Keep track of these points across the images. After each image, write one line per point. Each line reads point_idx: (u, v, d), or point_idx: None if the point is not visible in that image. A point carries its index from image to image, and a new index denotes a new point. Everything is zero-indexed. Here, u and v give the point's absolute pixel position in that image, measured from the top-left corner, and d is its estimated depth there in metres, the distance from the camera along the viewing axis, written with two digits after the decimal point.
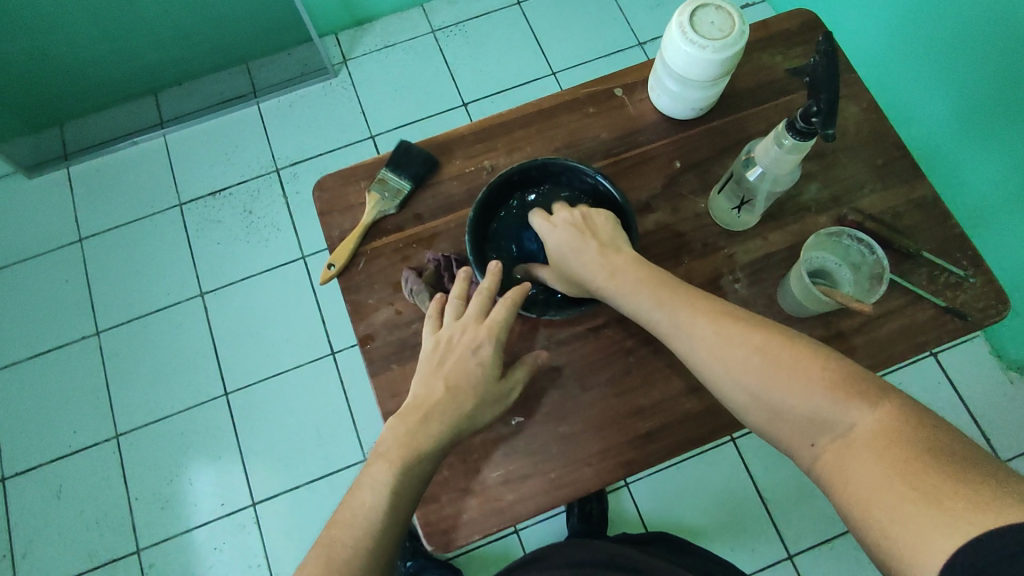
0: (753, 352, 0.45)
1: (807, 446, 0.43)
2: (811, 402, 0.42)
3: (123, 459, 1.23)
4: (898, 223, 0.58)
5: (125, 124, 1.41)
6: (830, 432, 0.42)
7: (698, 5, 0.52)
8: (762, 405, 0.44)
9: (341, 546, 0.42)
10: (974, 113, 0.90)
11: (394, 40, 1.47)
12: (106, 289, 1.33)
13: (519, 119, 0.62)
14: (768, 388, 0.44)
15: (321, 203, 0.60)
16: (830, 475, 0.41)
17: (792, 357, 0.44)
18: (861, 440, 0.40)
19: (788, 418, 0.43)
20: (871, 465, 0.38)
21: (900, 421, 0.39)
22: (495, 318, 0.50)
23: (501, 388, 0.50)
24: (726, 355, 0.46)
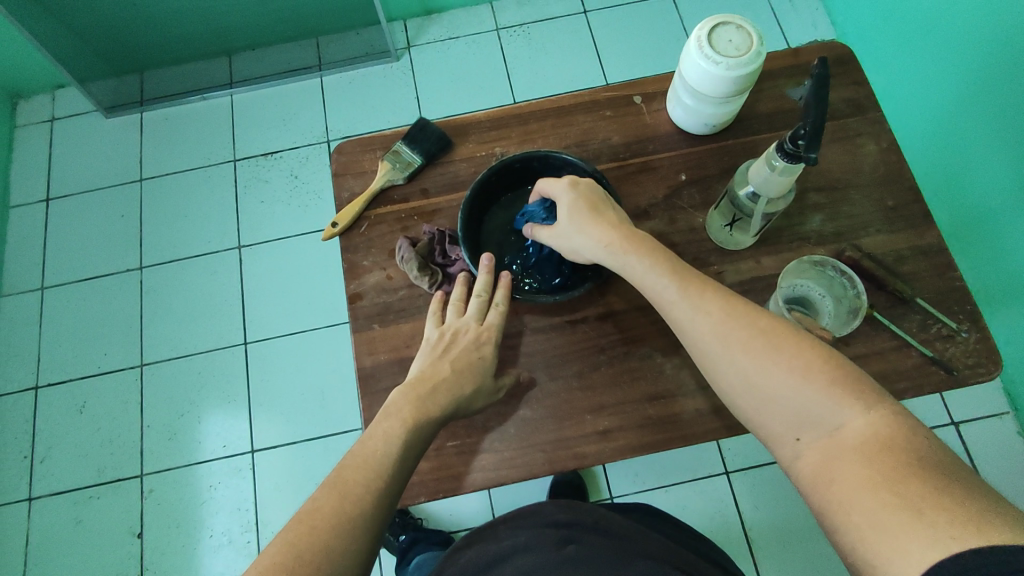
0: (755, 338, 0.46)
1: (792, 439, 0.44)
2: (803, 398, 0.44)
3: (143, 387, 1.31)
4: (897, 267, 0.57)
5: (199, 79, 1.51)
6: (818, 428, 0.43)
7: (719, 22, 0.53)
8: (756, 397, 0.46)
9: (342, 488, 0.41)
10: None
11: (459, 33, 1.52)
12: (156, 228, 1.42)
13: (535, 113, 0.64)
14: (765, 381, 0.45)
15: (337, 165, 0.63)
16: (812, 469, 0.42)
17: (794, 353, 0.45)
18: (851, 441, 0.41)
19: (781, 410, 0.45)
20: (855, 466, 0.39)
21: (891, 428, 0.40)
22: (493, 320, 0.54)
23: (475, 358, 0.52)
24: (729, 343, 0.47)
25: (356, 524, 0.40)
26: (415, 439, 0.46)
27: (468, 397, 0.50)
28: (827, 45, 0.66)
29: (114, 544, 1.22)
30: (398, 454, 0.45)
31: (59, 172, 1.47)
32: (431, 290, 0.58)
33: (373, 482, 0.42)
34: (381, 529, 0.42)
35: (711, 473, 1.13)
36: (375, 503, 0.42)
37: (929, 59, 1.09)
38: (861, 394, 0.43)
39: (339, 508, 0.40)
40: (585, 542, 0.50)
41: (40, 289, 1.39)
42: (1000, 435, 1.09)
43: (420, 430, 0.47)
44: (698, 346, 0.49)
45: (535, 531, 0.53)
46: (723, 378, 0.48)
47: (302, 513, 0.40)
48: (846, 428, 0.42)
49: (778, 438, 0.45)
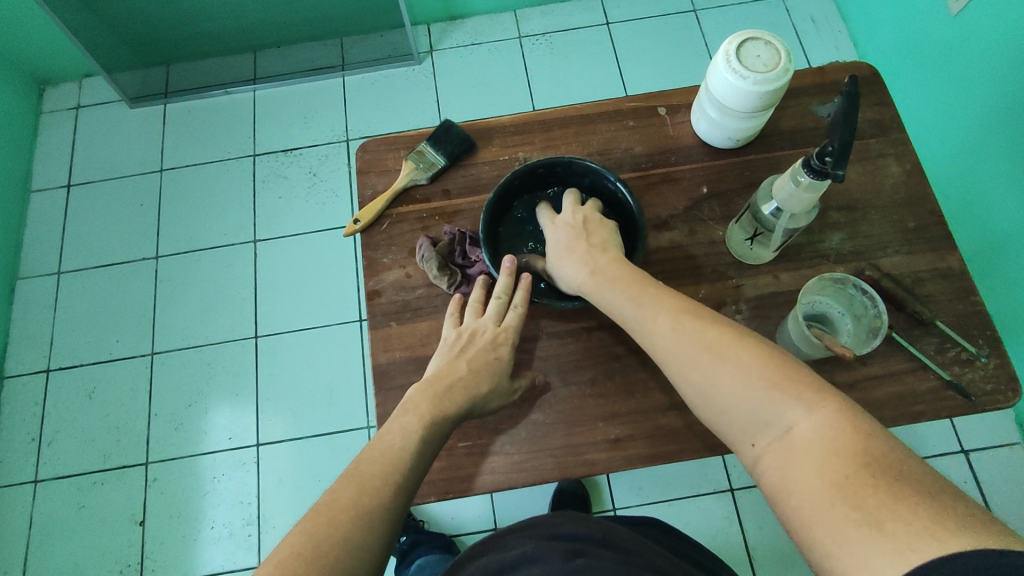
0: (704, 347, 0.46)
1: (749, 444, 0.43)
2: (754, 400, 0.43)
3: (153, 376, 1.32)
4: (917, 289, 0.57)
5: (223, 74, 1.53)
6: (770, 432, 0.42)
7: (748, 38, 0.53)
8: (712, 402, 0.45)
9: (359, 482, 0.42)
10: None
11: (482, 39, 1.53)
12: (174, 219, 1.43)
13: (559, 119, 0.64)
14: (718, 385, 0.45)
15: (361, 162, 0.64)
16: (769, 475, 0.41)
17: (740, 354, 0.44)
18: (802, 443, 0.40)
19: (734, 417, 0.44)
20: (807, 472, 0.38)
21: (837, 427, 0.39)
22: (510, 322, 0.54)
23: (492, 359, 0.52)
24: (684, 347, 0.47)
25: (373, 516, 0.40)
26: (432, 435, 0.47)
27: (484, 397, 0.51)
28: (852, 64, 0.66)
29: (117, 530, 1.23)
30: (415, 450, 0.45)
31: (82, 160, 1.49)
32: (449, 291, 0.58)
33: (390, 475, 0.43)
34: (397, 522, 0.42)
35: (716, 489, 1.12)
36: (391, 496, 0.42)
37: (952, 83, 1.09)
38: (803, 394, 0.41)
39: (357, 500, 0.41)
40: (595, 553, 0.51)
41: (57, 273, 1.40)
42: (1011, 465, 1.08)
43: (437, 428, 0.47)
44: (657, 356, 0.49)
45: (542, 543, 0.53)
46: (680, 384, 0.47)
47: (321, 504, 0.40)
48: (797, 429, 0.40)
49: (739, 444, 0.44)
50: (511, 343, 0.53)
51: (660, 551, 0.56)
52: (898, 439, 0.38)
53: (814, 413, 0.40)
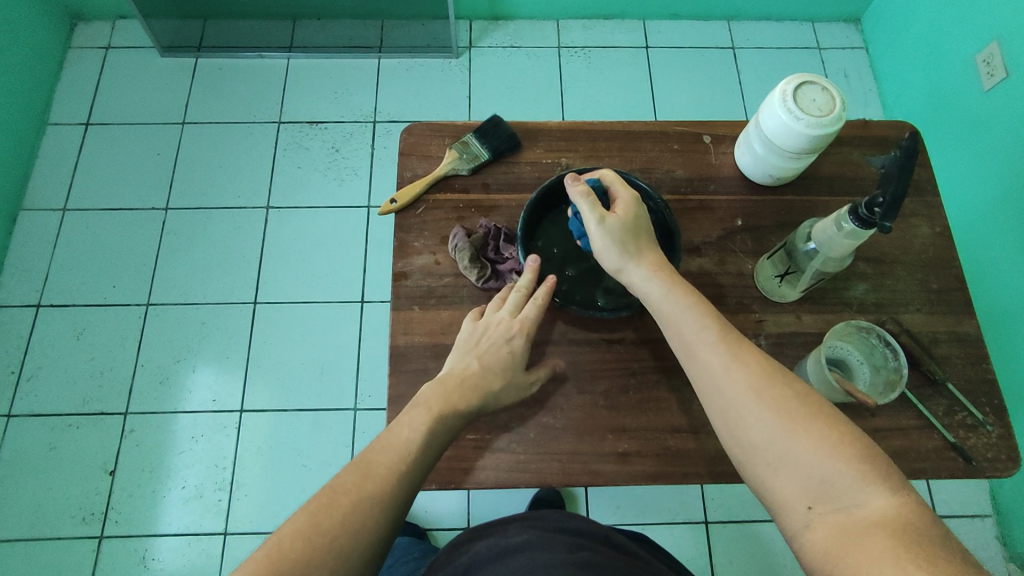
0: (790, 404, 0.46)
1: (804, 507, 0.43)
2: (828, 467, 0.43)
3: (144, 325, 1.31)
4: (933, 348, 0.58)
5: (259, 37, 1.52)
6: (835, 502, 0.42)
7: (805, 80, 0.55)
8: (773, 459, 0.45)
9: (363, 471, 0.44)
10: None
11: (521, 42, 1.54)
12: (189, 172, 1.42)
13: (606, 132, 0.65)
14: (789, 445, 0.45)
15: (404, 144, 0.64)
16: (823, 542, 0.41)
17: (822, 425, 0.45)
18: (869, 520, 0.40)
19: (801, 476, 0.44)
20: (878, 545, 0.39)
21: (913, 516, 0.40)
22: (529, 314, 0.54)
23: (505, 353, 0.52)
24: (759, 402, 0.46)
25: (375, 506, 0.42)
26: (435, 435, 0.48)
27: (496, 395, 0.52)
28: (897, 122, 0.67)
29: (86, 476, 1.21)
30: (422, 443, 0.47)
31: (104, 100, 1.47)
32: (478, 284, 0.58)
33: (395, 467, 0.45)
34: (398, 515, 0.44)
35: (691, 519, 1.13)
36: (394, 489, 0.44)
37: (975, 155, 1.12)
38: (886, 477, 0.42)
39: (359, 490, 0.43)
40: (597, 552, 0.54)
41: (63, 210, 1.38)
42: (981, 538, 1.10)
43: (442, 431, 0.48)
44: (725, 401, 0.48)
45: (547, 534, 0.56)
46: (738, 436, 0.47)
47: (324, 490, 0.42)
48: (868, 507, 0.41)
49: (788, 504, 0.44)
50: (524, 334, 0.53)
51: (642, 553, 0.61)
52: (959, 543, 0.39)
53: (895, 497, 0.41)
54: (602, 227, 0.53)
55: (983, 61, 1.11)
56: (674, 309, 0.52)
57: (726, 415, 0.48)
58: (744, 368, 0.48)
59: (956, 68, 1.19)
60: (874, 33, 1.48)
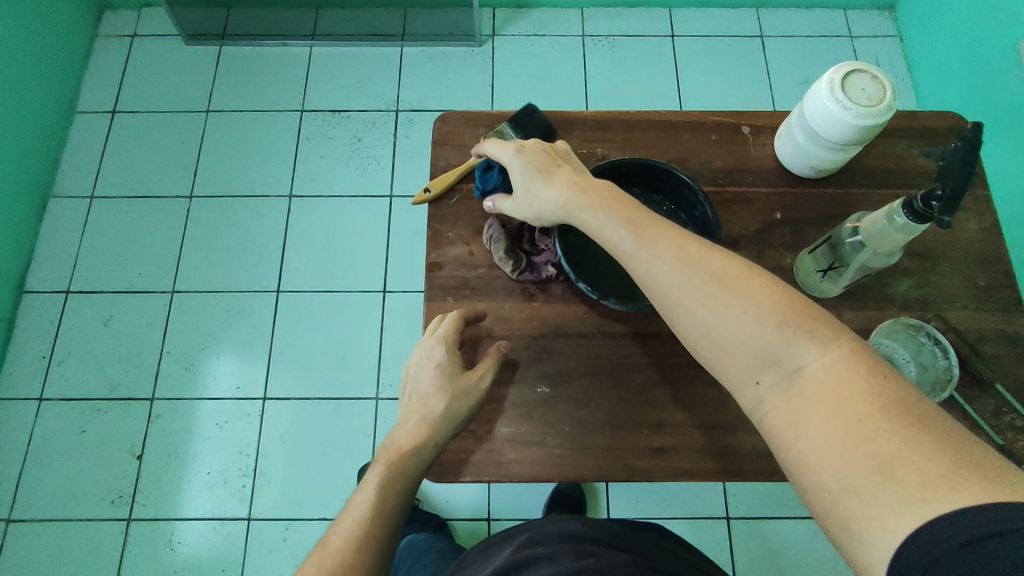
0: (713, 280, 0.45)
1: (754, 383, 0.43)
2: (765, 337, 0.43)
3: (170, 313, 1.32)
4: (980, 347, 0.56)
5: (283, 25, 1.52)
6: (780, 371, 0.42)
7: (854, 69, 0.53)
8: (714, 341, 0.45)
9: (323, 554, 0.45)
10: None
11: (545, 31, 1.52)
12: (213, 161, 1.43)
13: (642, 122, 0.64)
14: (727, 324, 0.44)
15: (437, 133, 0.64)
16: (778, 415, 0.42)
17: (749, 294, 0.44)
18: (816, 385, 0.40)
19: (741, 353, 0.43)
20: (824, 413, 0.39)
21: (853, 368, 0.40)
22: (446, 328, 0.53)
23: (431, 371, 0.52)
24: (688, 286, 0.46)
25: None
26: (394, 493, 0.48)
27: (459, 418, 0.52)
28: (943, 113, 0.65)
29: (114, 460, 1.23)
30: (380, 504, 0.48)
31: (131, 88, 1.48)
32: (513, 275, 0.57)
33: (356, 535, 0.46)
34: None
35: (712, 514, 1.12)
36: (360, 557, 0.45)
37: (1017, 146, 1.08)
38: (821, 331, 0.42)
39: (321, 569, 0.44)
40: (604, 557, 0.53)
41: (90, 197, 1.40)
42: None
43: (403, 488, 0.49)
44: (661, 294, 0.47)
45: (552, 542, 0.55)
46: (689, 330, 0.46)
47: None
48: (809, 370, 0.41)
49: (741, 382, 0.44)
50: (440, 346, 0.52)
51: (665, 550, 0.59)
52: (903, 380, 0.39)
53: (831, 351, 0.41)
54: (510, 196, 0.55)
55: None
56: (601, 219, 0.50)
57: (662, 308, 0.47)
58: (681, 265, 0.46)
59: (997, 57, 1.15)
60: (908, 22, 1.44)
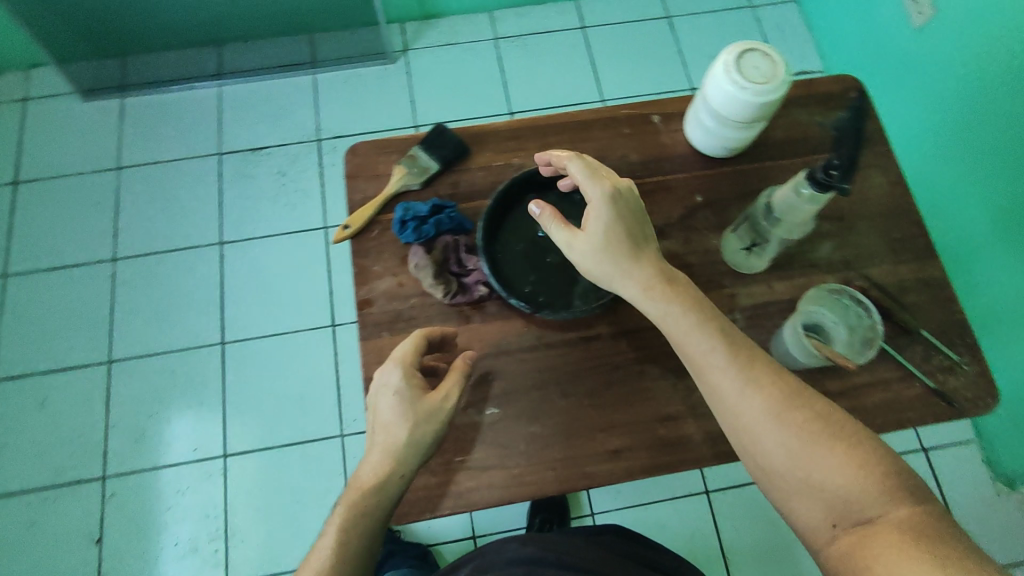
0: (803, 421, 0.47)
1: (829, 527, 0.45)
2: (844, 480, 0.45)
3: (109, 385, 1.25)
4: (903, 298, 0.59)
5: (185, 68, 1.46)
6: (855, 517, 0.45)
7: (746, 48, 0.54)
8: (794, 481, 0.47)
9: None
10: (1006, 219, 0.97)
11: (457, 39, 1.51)
12: (133, 219, 1.36)
13: (553, 125, 0.63)
14: (809, 463, 0.46)
15: (348, 166, 0.62)
16: (846, 556, 0.44)
17: (838, 440, 0.47)
18: (892, 531, 0.43)
19: (818, 492, 0.46)
20: (897, 554, 0.42)
21: (926, 522, 0.43)
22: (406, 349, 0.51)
23: (393, 397, 0.49)
24: (776, 421, 0.48)
25: None
26: (360, 534, 0.47)
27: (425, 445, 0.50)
28: (839, 76, 0.67)
29: (72, 548, 1.16)
30: (346, 546, 0.47)
31: (31, 155, 1.40)
32: (446, 300, 0.56)
33: None
34: None
35: (692, 492, 1.13)
36: None
37: (916, 89, 1.13)
38: (902, 485, 0.45)
39: None
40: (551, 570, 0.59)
41: (4, 276, 1.31)
42: (966, 463, 1.14)
43: (370, 525, 0.48)
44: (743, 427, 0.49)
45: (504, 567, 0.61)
46: (758, 456, 0.48)
47: None
48: (884, 518, 0.44)
49: (813, 523, 0.46)
50: (397, 368, 0.49)
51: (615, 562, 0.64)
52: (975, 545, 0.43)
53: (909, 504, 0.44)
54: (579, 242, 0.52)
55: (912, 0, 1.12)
56: (679, 324, 0.51)
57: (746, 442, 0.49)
58: (766, 395, 0.48)
59: (886, 8, 1.20)
60: None
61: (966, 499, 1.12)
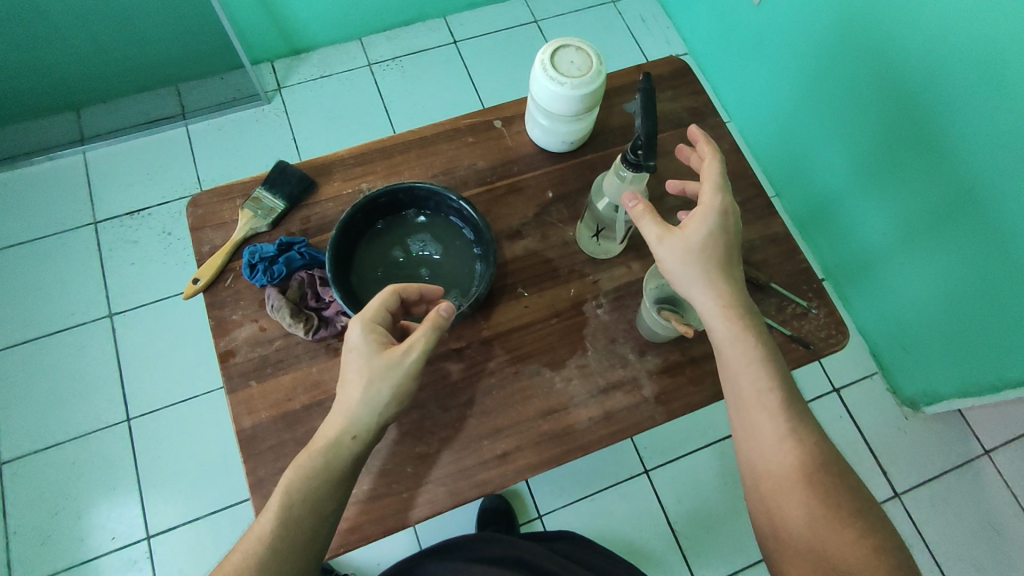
0: (828, 487, 0.47)
1: None
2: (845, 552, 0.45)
3: (5, 489, 1.15)
4: (751, 257, 0.62)
5: (43, 138, 1.38)
6: None
7: (559, 46, 0.56)
8: (799, 539, 0.47)
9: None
10: (866, 162, 1.04)
11: (330, 70, 1.50)
12: (6, 307, 1.27)
13: (397, 145, 0.64)
14: (818, 526, 0.46)
15: (193, 218, 0.60)
16: None
17: (854, 516, 0.46)
18: None
19: (816, 557, 0.46)
20: None
21: None
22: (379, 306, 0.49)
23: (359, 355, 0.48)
24: (799, 480, 0.47)
25: None
26: (313, 492, 0.45)
27: (382, 404, 0.48)
28: (665, 59, 0.71)
29: None
30: (294, 519, 0.45)
31: None
32: (309, 336, 0.55)
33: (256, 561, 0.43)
34: None
35: (632, 474, 1.15)
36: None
37: (765, 58, 1.21)
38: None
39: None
40: None
41: None
42: (875, 395, 1.21)
43: (325, 486, 0.46)
44: (760, 472, 0.49)
45: None
46: (768, 502, 0.48)
47: None
48: None
49: None
50: (360, 326, 0.48)
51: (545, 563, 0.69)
52: None
53: None
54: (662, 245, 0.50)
55: None
56: (740, 354, 0.50)
57: (762, 486, 0.49)
58: (797, 451, 0.48)
59: None
60: None
61: (880, 428, 1.19)
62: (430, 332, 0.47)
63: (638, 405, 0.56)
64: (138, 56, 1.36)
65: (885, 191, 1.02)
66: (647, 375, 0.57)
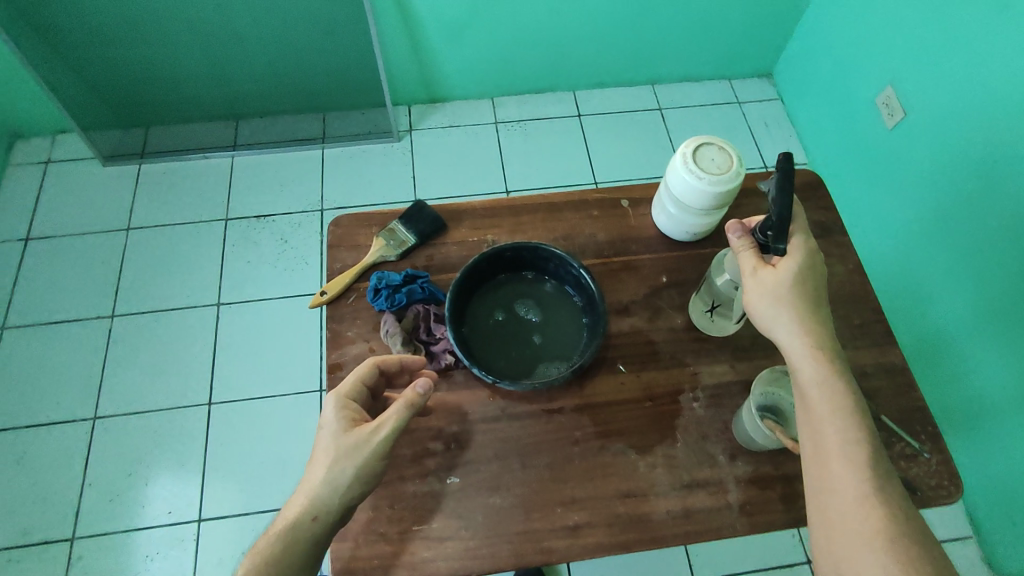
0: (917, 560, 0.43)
1: None
2: None
3: (91, 441, 1.25)
4: (863, 382, 0.60)
5: (202, 139, 1.56)
6: None
7: (702, 142, 0.58)
8: None
9: None
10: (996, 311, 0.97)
11: (459, 122, 1.61)
12: (135, 278, 1.41)
13: (526, 206, 0.67)
14: None
15: (331, 236, 0.66)
16: None
17: None
18: None
19: None
20: None
21: None
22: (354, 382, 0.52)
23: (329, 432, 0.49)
24: (880, 545, 0.44)
25: None
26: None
27: (346, 484, 0.48)
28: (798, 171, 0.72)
29: None
30: None
31: (47, 216, 1.47)
32: None
33: None
34: None
35: None
36: None
37: (895, 183, 1.18)
38: None
39: None
40: None
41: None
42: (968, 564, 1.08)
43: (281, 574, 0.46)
44: (834, 531, 0.46)
45: None
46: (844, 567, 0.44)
47: None
48: None
49: None
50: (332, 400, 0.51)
51: None
52: None
53: None
54: (757, 276, 0.53)
55: (883, 103, 1.20)
56: (823, 400, 0.49)
57: (835, 546, 0.45)
58: (879, 513, 0.44)
59: (861, 108, 1.28)
60: (786, 86, 1.60)
61: None
62: (401, 410, 0.49)
63: (719, 508, 0.54)
64: (300, 89, 1.51)
65: (1012, 343, 0.95)
66: (735, 481, 0.55)
